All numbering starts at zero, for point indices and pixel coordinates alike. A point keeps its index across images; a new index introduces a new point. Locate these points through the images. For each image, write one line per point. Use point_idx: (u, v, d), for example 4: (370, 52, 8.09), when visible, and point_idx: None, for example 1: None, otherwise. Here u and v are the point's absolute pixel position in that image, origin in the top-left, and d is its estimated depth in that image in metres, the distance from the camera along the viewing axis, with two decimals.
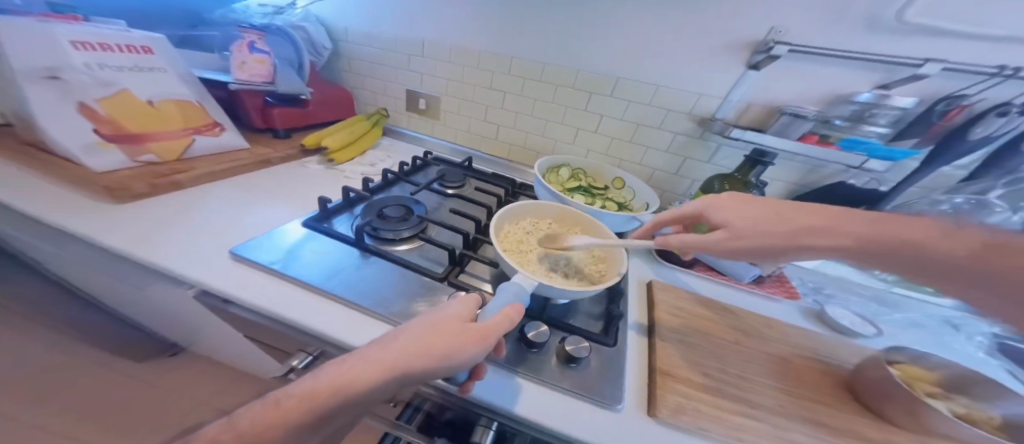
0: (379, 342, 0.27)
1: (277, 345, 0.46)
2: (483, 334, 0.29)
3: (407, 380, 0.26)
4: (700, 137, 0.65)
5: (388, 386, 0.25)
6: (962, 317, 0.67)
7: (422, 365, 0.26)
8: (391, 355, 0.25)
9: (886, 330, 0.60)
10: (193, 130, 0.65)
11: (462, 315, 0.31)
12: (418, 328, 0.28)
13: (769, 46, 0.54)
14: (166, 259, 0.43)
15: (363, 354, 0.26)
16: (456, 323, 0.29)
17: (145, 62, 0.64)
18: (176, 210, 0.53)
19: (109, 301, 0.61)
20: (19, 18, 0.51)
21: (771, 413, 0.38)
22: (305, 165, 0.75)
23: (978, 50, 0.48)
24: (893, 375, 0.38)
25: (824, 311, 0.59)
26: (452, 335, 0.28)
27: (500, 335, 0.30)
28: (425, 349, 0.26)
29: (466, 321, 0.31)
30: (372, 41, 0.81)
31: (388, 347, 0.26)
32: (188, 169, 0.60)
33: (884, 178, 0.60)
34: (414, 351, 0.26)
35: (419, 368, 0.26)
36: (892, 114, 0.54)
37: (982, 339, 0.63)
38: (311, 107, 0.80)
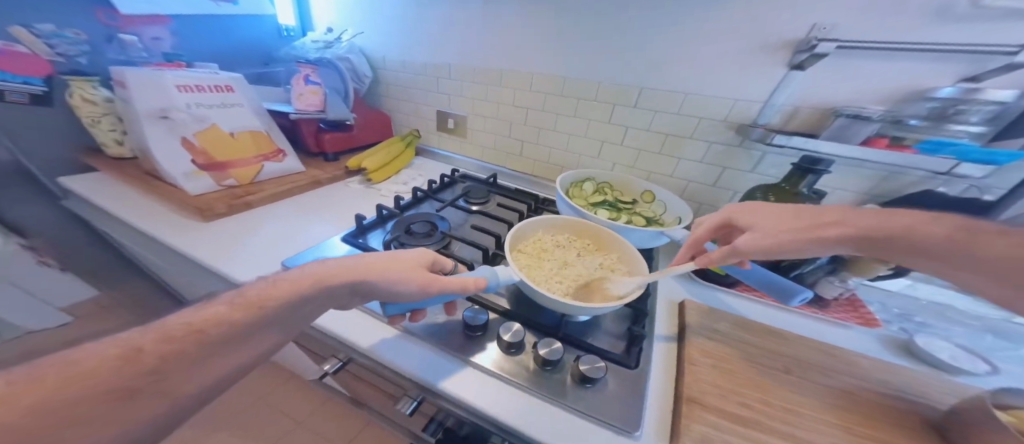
0: (356, 257, 0.35)
1: (314, 349, 0.51)
2: (429, 280, 0.35)
3: (358, 287, 0.33)
4: (740, 145, 0.60)
5: (343, 287, 0.32)
6: None
7: (375, 279, 0.33)
8: (356, 265, 0.33)
9: (1003, 369, 0.48)
10: (262, 157, 0.75)
11: (421, 260, 0.38)
12: (384, 257, 0.36)
13: (812, 43, 0.48)
14: (234, 269, 0.51)
15: (339, 261, 0.34)
16: (411, 263, 0.36)
17: (229, 99, 0.73)
18: (246, 225, 0.62)
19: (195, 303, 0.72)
20: (144, 70, 0.64)
21: None
22: (347, 185, 0.83)
23: None
24: (1001, 420, 0.31)
25: (914, 341, 0.49)
26: (402, 268, 0.35)
27: (445, 284, 0.36)
28: (379, 272, 0.34)
29: (422, 264, 0.37)
30: (406, 68, 0.88)
31: (358, 261, 0.34)
32: (257, 191, 0.70)
33: (987, 185, 0.49)
34: (375, 267, 0.34)
35: (371, 281, 0.33)
36: (987, 110, 0.44)
37: None
38: (354, 131, 0.89)
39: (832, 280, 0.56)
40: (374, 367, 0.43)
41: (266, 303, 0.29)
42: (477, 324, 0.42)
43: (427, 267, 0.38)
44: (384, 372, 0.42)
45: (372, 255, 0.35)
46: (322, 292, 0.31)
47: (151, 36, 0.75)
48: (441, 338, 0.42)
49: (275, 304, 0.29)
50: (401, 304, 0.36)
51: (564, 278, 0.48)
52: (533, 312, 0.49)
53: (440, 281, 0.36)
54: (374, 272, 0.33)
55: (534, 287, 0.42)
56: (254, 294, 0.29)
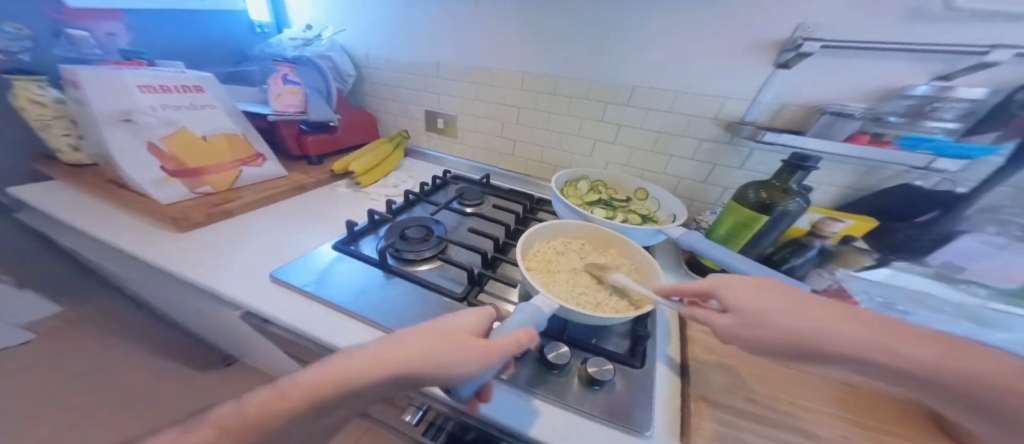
0: (391, 338, 0.28)
1: (313, 360, 0.49)
2: (488, 353, 0.29)
3: (403, 382, 0.26)
4: (730, 142, 0.61)
5: (384, 386, 0.26)
6: None
7: (421, 370, 0.26)
8: (395, 354, 0.26)
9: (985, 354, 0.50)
10: (240, 162, 0.71)
11: (473, 328, 0.32)
12: (428, 331, 0.29)
13: (797, 43, 0.49)
14: (218, 282, 0.48)
15: (372, 347, 0.27)
16: (464, 336, 0.30)
17: (199, 100, 0.69)
18: (227, 235, 0.58)
19: (176, 316, 0.68)
20: (101, 70, 0.59)
21: None
22: (334, 189, 0.79)
23: None
24: None
25: None
26: (454, 347, 0.28)
27: (504, 355, 0.30)
28: (426, 357, 0.27)
29: (474, 333, 0.31)
30: (392, 67, 0.85)
31: (397, 345, 0.27)
32: (236, 198, 0.66)
33: (959, 178, 0.52)
34: (419, 353, 0.27)
35: (416, 373, 0.26)
36: (960, 107, 0.47)
37: None
38: (339, 133, 0.86)
39: (822, 271, 0.56)
40: None
41: (277, 421, 0.24)
42: None
43: (480, 335, 0.32)
44: None
45: (409, 333, 0.29)
46: (350, 397, 0.25)
47: (105, 31, 0.69)
48: None
49: (286, 422, 0.24)
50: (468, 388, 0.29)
51: (582, 288, 0.46)
52: None
53: (497, 354, 0.29)
54: (419, 361, 0.27)
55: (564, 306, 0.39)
56: (257, 409, 0.24)
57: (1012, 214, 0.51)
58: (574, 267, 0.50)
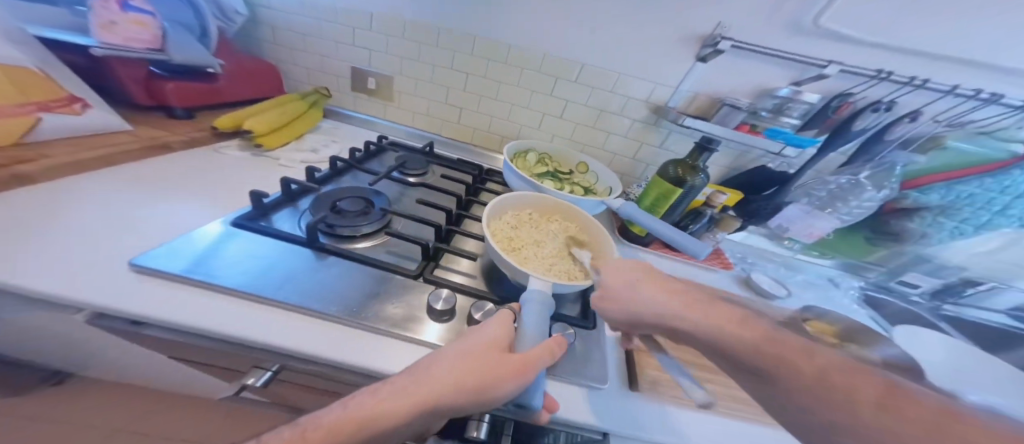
0: (411, 370, 0.26)
1: (221, 363, 0.40)
2: (522, 369, 0.26)
3: (438, 414, 0.24)
4: (655, 124, 0.70)
5: (418, 421, 0.24)
6: (841, 275, 0.80)
7: (452, 401, 0.24)
8: (419, 391, 0.24)
9: (794, 292, 0.69)
10: (38, 106, 0.47)
11: (500, 340, 0.28)
12: (450, 356, 0.26)
13: (716, 40, 0.59)
14: (30, 279, 0.32)
15: (393, 386, 0.25)
16: (492, 353, 0.26)
17: None
18: (37, 209, 0.39)
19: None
20: None
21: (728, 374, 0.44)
22: (221, 152, 0.62)
23: (864, 56, 0.58)
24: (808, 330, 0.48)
25: (750, 277, 0.66)
26: (483, 370, 0.25)
27: (541, 366, 0.27)
28: (446, 378, 0.25)
29: (502, 347, 0.27)
30: (304, 9, 0.68)
31: (418, 381, 0.25)
32: (38, 159, 0.43)
33: (790, 162, 0.72)
34: (443, 386, 0.24)
35: (449, 404, 0.24)
36: (802, 108, 0.63)
37: (854, 292, 0.76)
38: (222, 82, 0.66)
39: (709, 234, 0.72)
40: (318, 371, 0.37)
41: None
42: (440, 308, 0.39)
43: (509, 345, 0.28)
44: (332, 373, 0.37)
45: (431, 358, 0.26)
46: (377, 436, 0.24)
47: None
48: (403, 327, 0.37)
49: None
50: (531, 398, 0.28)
51: (550, 259, 0.47)
52: (499, 284, 0.47)
53: (531, 367, 0.26)
54: (441, 383, 0.24)
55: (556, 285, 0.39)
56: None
57: (814, 188, 0.71)
58: (535, 241, 0.50)
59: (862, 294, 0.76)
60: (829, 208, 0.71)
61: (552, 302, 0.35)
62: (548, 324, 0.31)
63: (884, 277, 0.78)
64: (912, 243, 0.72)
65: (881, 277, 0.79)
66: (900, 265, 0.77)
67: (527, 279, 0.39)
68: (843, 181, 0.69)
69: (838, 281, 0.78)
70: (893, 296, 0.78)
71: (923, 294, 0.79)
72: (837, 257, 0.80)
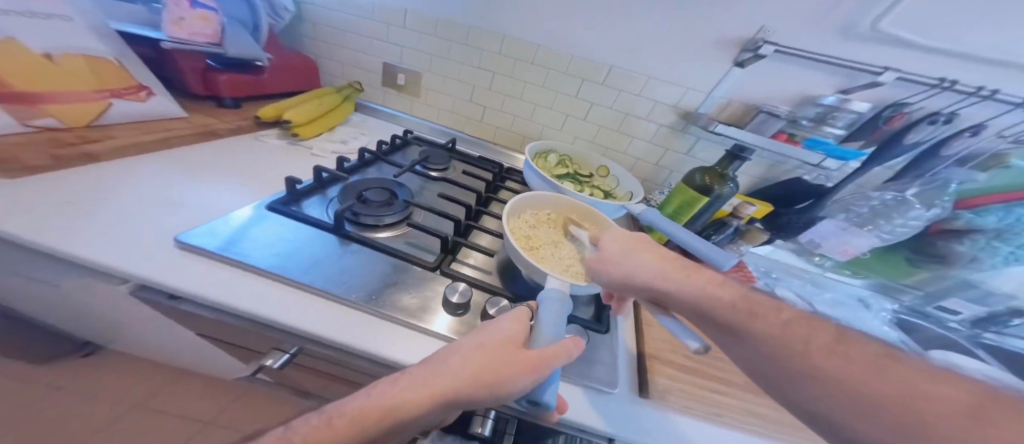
0: (427, 362, 0.25)
1: (244, 342, 0.42)
2: (538, 363, 0.25)
3: (454, 406, 0.24)
4: (683, 130, 0.68)
5: (434, 413, 0.24)
6: (872, 296, 0.75)
7: (469, 393, 0.24)
8: (436, 383, 0.23)
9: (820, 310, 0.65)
10: (110, 93, 0.52)
11: (516, 335, 0.28)
12: (466, 349, 0.25)
13: (757, 44, 0.56)
14: (94, 250, 0.35)
15: (409, 376, 0.24)
16: (508, 347, 0.26)
17: (42, 8, 0.48)
18: (99, 186, 0.43)
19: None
20: None
21: (741, 389, 0.43)
22: (259, 139, 0.65)
23: (921, 64, 0.54)
24: None
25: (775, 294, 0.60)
26: (500, 364, 0.25)
27: (558, 362, 0.26)
28: (463, 372, 0.24)
29: (517, 342, 0.27)
30: (343, 6, 0.71)
31: (434, 373, 0.24)
32: (102, 139, 0.49)
33: (830, 175, 0.68)
34: (460, 378, 0.24)
35: (465, 396, 0.24)
36: (849, 118, 0.60)
37: (886, 314, 0.71)
38: (266, 75, 0.70)
39: (732, 246, 0.71)
40: (333, 356, 0.38)
41: None
42: (456, 301, 0.39)
43: (525, 341, 0.28)
44: (345, 359, 0.38)
45: (448, 350, 0.26)
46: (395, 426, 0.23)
47: None
48: (419, 317, 0.38)
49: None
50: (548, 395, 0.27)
51: (567, 259, 0.47)
52: (513, 282, 0.48)
53: (549, 362, 0.26)
54: (459, 377, 0.24)
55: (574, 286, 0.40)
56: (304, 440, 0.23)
57: (854, 204, 0.67)
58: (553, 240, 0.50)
59: (895, 317, 0.71)
60: (869, 225, 0.67)
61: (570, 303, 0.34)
62: (564, 325, 0.30)
63: (919, 300, 0.72)
64: (960, 266, 0.66)
65: (917, 301, 0.73)
66: (941, 289, 0.70)
67: (545, 278, 0.39)
68: (887, 198, 0.65)
69: (868, 302, 0.73)
70: (931, 321, 0.71)
71: (963, 320, 0.71)
72: (869, 276, 0.75)
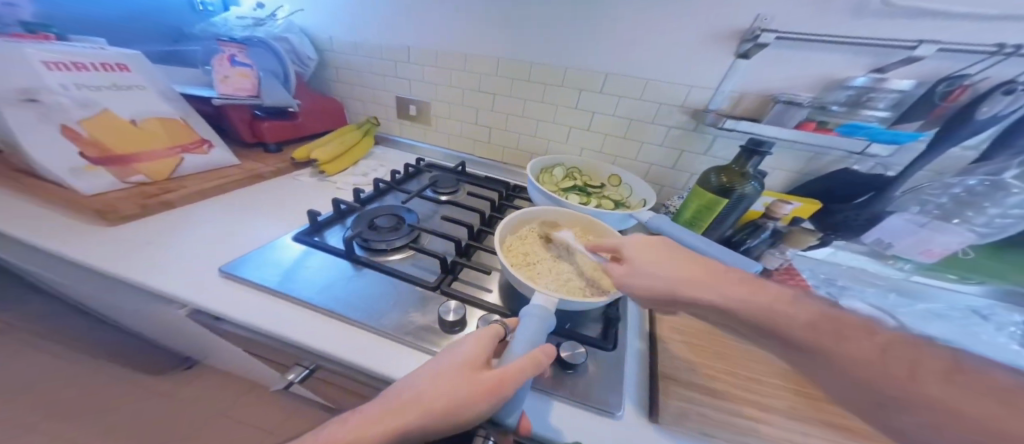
0: (387, 394, 0.27)
1: (274, 359, 0.47)
2: (494, 387, 0.26)
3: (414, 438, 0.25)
4: (695, 130, 0.64)
5: None
6: (990, 307, 0.61)
7: (425, 425, 0.25)
8: (390, 420, 0.25)
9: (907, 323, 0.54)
10: (181, 148, 0.64)
11: (476, 359, 0.28)
12: (421, 381, 0.27)
13: (756, 34, 0.52)
14: (159, 280, 0.43)
15: (368, 412, 0.26)
16: (463, 374, 0.27)
17: (124, 81, 0.61)
18: (168, 226, 0.53)
19: (109, 312, 0.61)
20: None
21: (785, 417, 0.36)
22: (295, 178, 0.74)
23: (975, 28, 0.46)
24: None
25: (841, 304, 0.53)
26: (452, 395, 0.25)
27: (520, 383, 0.26)
28: (414, 407, 0.25)
29: (476, 366, 0.28)
30: (357, 50, 0.80)
31: (390, 408, 0.26)
32: (177, 189, 0.59)
33: (890, 162, 0.58)
34: (412, 413, 0.25)
35: (421, 429, 0.25)
36: (891, 98, 0.52)
37: (1016, 329, 0.56)
38: (300, 119, 0.80)
39: (774, 251, 0.59)
40: (344, 373, 0.41)
41: None
42: (451, 320, 0.40)
43: (486, 364, 0.28)
44: (353, 376, 0.40)
45: (404, 384, 0.27)
46: None
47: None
48: (418, 336, 0.40)
49: None
50: (514, 413, 0.28)
51: (566, 277, 0.45)
52: (517, 301, 0.47)
53: (508, 385, 0.26)
54: (409, 412, 0.25)
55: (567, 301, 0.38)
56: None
57: (931, 193, 0.56)
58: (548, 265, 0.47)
59: None
60: (956, 218, 0.56)
61: (554, 319, 0.34)
62: (539, 339, 0.30)
63: None
64: None
65: None
66: None
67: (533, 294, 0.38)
68: (973, 183, 0.54)
69: (988, 314, 0.59)
70: None
71: None
72: (988, 282, 0.61)
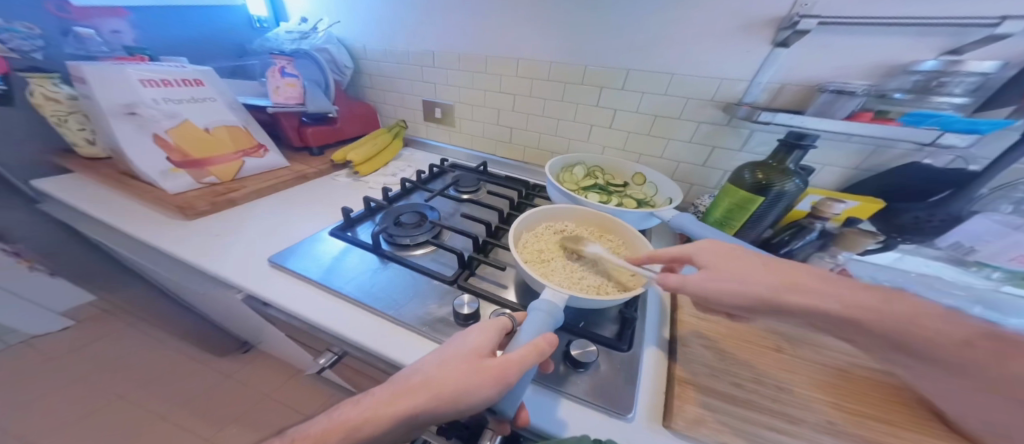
0: (399, 377, 0.29)
1: (309, 343, 0.52)
2: (497, 375, 0.27)
3: (420, 419, 0.27)
4: (728, 124, 0.60)
5: (397, 428, 0.27)
6: None
7: (431, 407, 0.27)
8: (401, 402, 0.27)
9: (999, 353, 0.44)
10: (242, 153, 0.72)
11: (482, 348, 0.29)
12: (430, 366, 0.28)
13: (794, 20, 0.48)
14: (221, 267, 0.50)
15: (382, 393, 0.29)
16: (469, 361, 0.28)
17: (200, 94, 0.70)
18: (229, 221, 0.60)
19: (186, 293, 0.72)
20: (102, 65, 0.60)
21: (823, 434, 0.31)
22: (334, 179, 0.80)
23: None
24: None
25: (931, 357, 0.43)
26: (458, 379, 0.27)
27: (522, 371, 0.27)
28: (421, 390, 0.27)
29: (482, 355, 0.29)
30: (388, 57, 0.85)
31: (401, 391, 0.28)
32: (239, 188, 0.68)
33: (972, 155, 0.49)
34: (420, 396, 0.27)
35: (429, 411, 0.27)
36: (970, 82, 0.45)
37: None
38: (339, 124, 0.87)
39: (823, 256, 0.53)
40: (366, 358, 0.44)
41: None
42: (465, 312, 0.41)
43: (493, 352, 0.30)
44: (375, 362, 0.43)
45: (414, 369, 0.29)
46: (375, 431, 0.27)
47: (110, 29, 0.73)
48: (434, 328, 0.42)
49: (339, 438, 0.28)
50: (516, 401, 0.29)
51: (583, 275, 0.45)
52: (531, 299, 0.48)
53: (510, 375, 0.27)
54: (419, 394, 0.27)
55: (580, 299, 0.38)
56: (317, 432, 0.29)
57: None
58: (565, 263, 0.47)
59: None
60: None
61: (561, 314, 0.34)
62: (544, 333, 0.31)
63: None
64: None
65: None
66: None
67: (542, 289, 0.39)
68: None
69: None
70: None
71: None
72: None
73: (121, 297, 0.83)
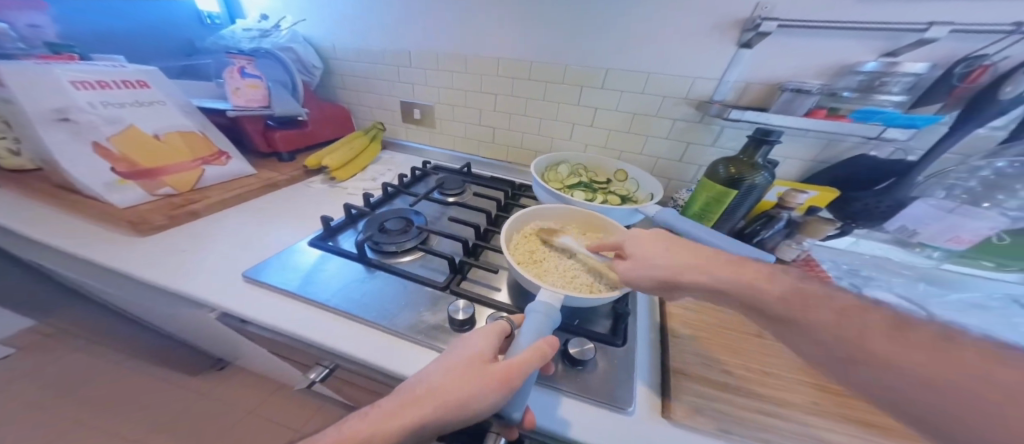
0: (399, 390, 0.29)
1: (296, 359, 0.49)
2: (503, 379, 0.27)
3: (425, 432, 0.27)
4: (701, 121, 0.63)
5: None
6: None
7: (438, 418, 0.26)
8: (406, 417, 0.26)
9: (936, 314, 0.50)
10: (201, 160, 0.67)
11: (485, 353, 0.29)
12: (434, 375, 0.28)
13: (757, 23, 0.51)
14: (189, 285, 0.46)
15: (384, 408, 0.28)
16: (474, 367, 0.28)
17: (145, 96, 0.64)
18: (193, 235, 0.56)
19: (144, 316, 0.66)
20: (24, 64, 0.52)
21: (805, 412, 0.34)
22: (308, 185, 0.76)
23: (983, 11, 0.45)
24: None
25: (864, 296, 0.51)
26: (464, 386, 0.27)
27: (528, 373, 0.27)
28: (425, 402, 0.27)
29: (486, 360, 0.29)
30: (361, 57, 0.81)
31: (404, 405, 0.27)
32: (202, 199, 0.62)
33: (911, 147, 0.55)
34: (426, 408, 0.26)
35: (436, 423, 0.26)
36: (906, 81, 0.50)
37: None
38: (310, 127, 0.83)
39: (790, 242, 0.57)
40: (360, 370, 0.42)
41: None
42: (460, 318, 0.41)
43: (495, 357, 0.30)
44: (369, 374, 0.42)
45: (416, 380, 0.29)
46: None
47: (27, 23, 0.64)
48: (429, 335, 0.41)
49: None
50: (522, 403, 0.29)
51: (576, 273, 0.46)
52: (526, 300, 0.48)
53: (517, 377, 0.27)
54: (424, 406, 0.27)
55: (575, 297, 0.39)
56: None
57: (956, 178, 0.53)
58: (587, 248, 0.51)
59: None
60: (985, 202, 0.51)
61: (559, 314, 0.35)
62: (545, 333, 0.32)
63: None
64: None
65: None
66: None
67: (538, 290, 0.39)
68: (1002, 165, 0.50)
69: None
70: None
71: None
72: None
73: (67, 322, 0.75)
